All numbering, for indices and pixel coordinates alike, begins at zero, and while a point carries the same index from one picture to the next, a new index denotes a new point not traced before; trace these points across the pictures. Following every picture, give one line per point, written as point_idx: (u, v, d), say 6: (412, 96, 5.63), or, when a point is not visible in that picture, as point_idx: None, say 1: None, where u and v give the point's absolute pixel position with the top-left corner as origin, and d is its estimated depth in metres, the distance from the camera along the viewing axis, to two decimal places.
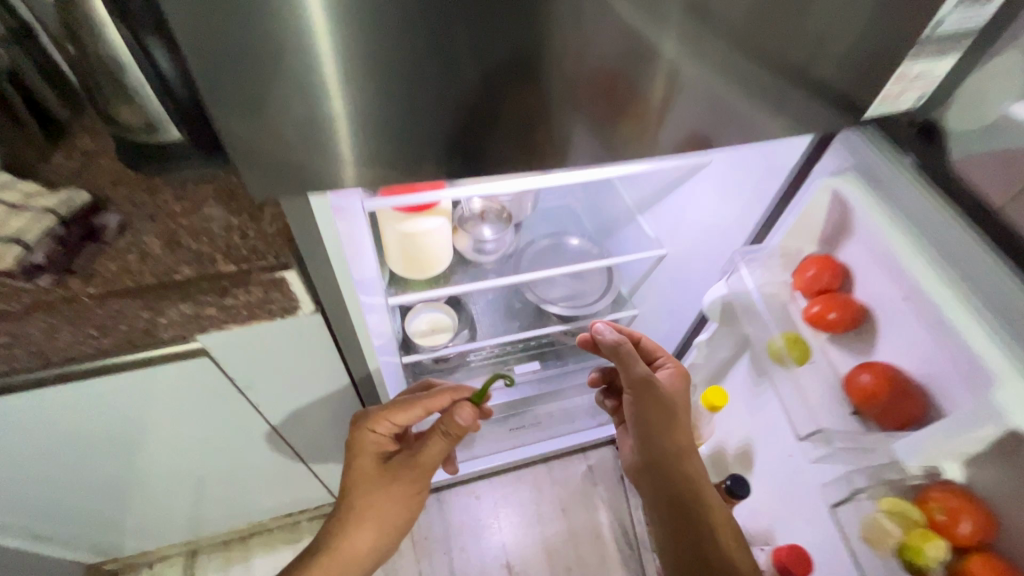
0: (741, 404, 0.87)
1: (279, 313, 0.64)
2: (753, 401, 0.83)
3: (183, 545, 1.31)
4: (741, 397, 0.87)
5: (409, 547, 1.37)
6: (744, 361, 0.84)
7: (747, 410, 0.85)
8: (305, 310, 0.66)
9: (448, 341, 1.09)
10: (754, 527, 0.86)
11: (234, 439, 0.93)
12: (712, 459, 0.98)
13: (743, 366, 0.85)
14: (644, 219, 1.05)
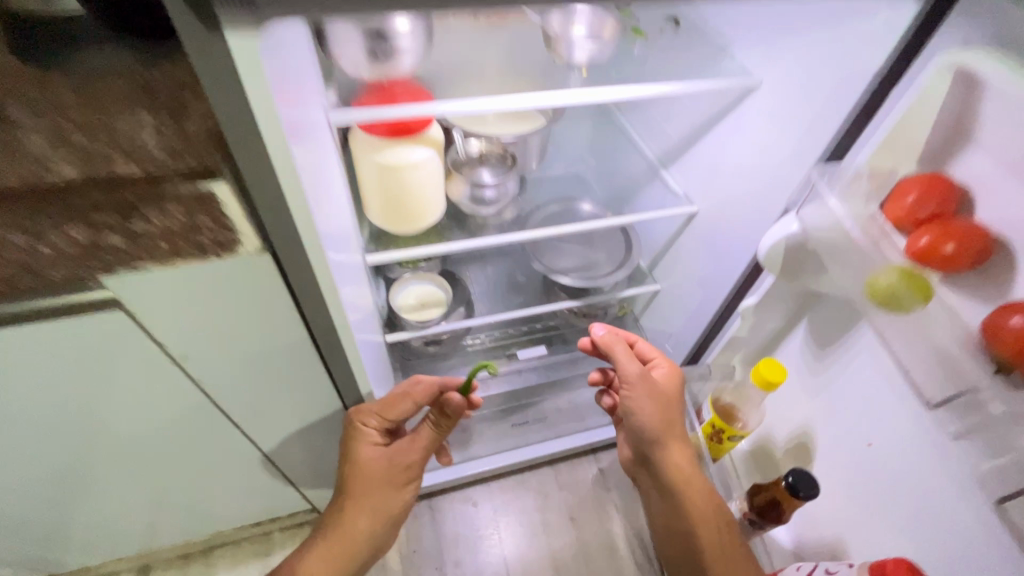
0: (801, 385, 0.71)
1: (214, 252, 0.49)
2: (819, 378, 0.68)
3: (131, 561, 1.13)
4: (801, 375, 0.71)
5: (396, 562, 1.19)
6: (804, 331, 0.70)
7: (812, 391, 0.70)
8: (249, 249, 0.50)
9: (440, 318, 0.93)
10: (821, 535, 0.70)
11: (178, 429, 0.76)
12: (762, 451, 0.81)
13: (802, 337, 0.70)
14: (669, 175, 0.91)
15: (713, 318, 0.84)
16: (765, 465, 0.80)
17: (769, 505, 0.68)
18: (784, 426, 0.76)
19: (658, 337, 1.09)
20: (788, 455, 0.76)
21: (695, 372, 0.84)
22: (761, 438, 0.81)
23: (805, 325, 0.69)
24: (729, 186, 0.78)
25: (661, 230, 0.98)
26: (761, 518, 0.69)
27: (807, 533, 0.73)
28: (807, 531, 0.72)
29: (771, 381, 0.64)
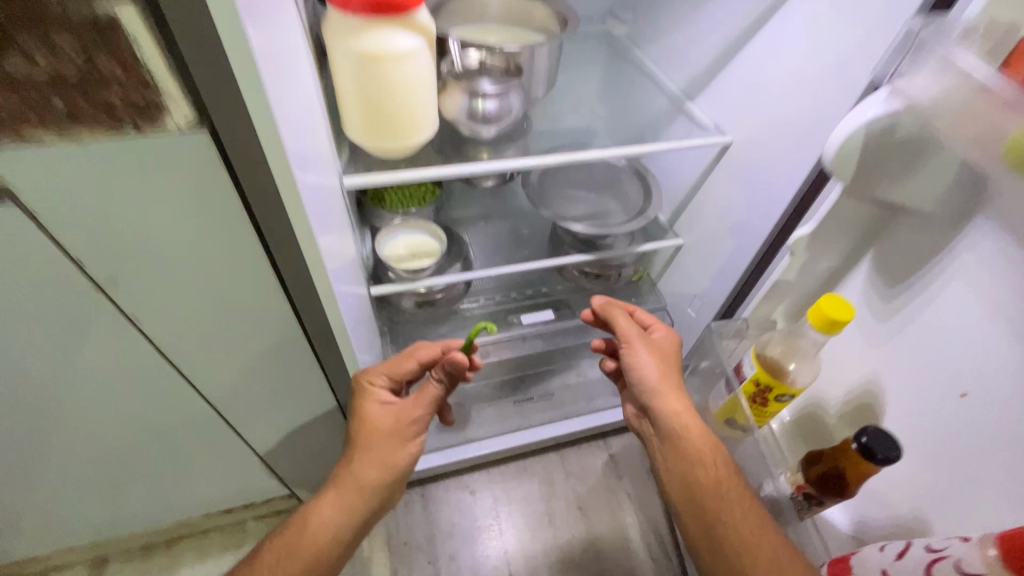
0: (864, 333, 0.60)
1: (129, 125, 0.38)
2: (891, 321, 0.56)
3: (86, 551, 1.01)
4: (865, 320, 0.60)
5: (384, 555, 1.06)
6: (867, 267, 0.58)
7: (879, 339, 0.58)
8: (175, 125, 0.39)
9: (431, 268, 0.81)
10: (890, 512, 0.58)
11: (120, 386, 0.65)
12: (809, 419, 0.69)
13: (864, 275, 0.59)
14: (696, 108, 0.80)
15: (752, 265, 0.73)
16: (813, 435, 0.68)
17: (830, 474, 0.55)
18: (838, 385, 0.64)
19: (678, 301, 0.97)
20: (845, 420, 0.64)
21: (728, 327, 0.72)
22: (807, 404, 0.69)
23: (869, 260, 0.58)
24: (769, 105, 0.67)
25: (685, 175, 0.86)
26: (821, 493, 0.56)
27: (871, 511, 0.61)
28: (872, 508, 0.61)
29: (837, 320, 0.51)
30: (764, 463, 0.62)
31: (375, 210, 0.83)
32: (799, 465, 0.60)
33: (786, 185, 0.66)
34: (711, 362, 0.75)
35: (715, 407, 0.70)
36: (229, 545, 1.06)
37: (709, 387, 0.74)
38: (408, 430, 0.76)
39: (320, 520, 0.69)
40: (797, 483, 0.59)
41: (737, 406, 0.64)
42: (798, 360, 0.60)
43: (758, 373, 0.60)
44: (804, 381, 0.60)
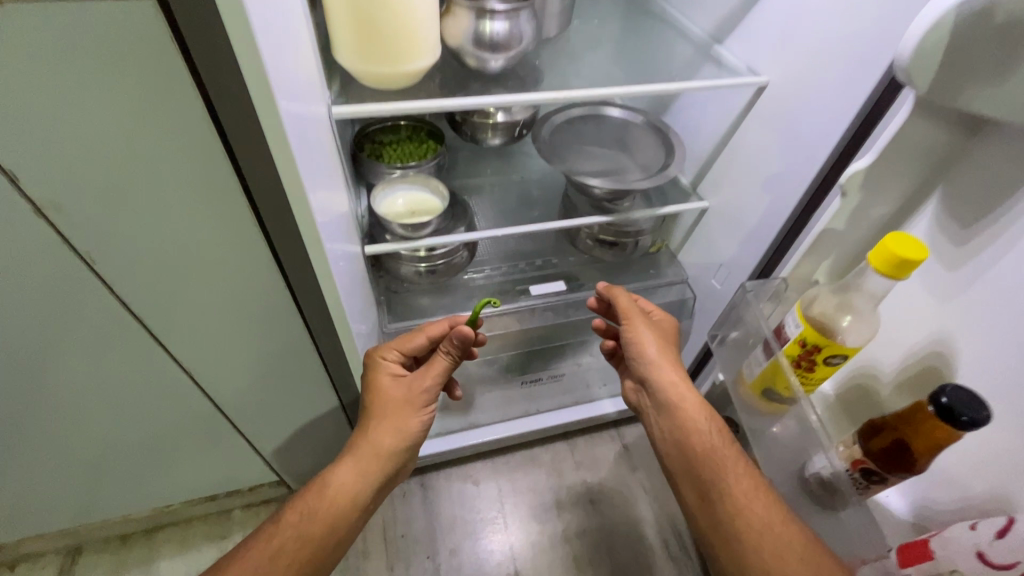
0: (928, 286, 0.52)
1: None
2: (963, 268, 0.48)
3: (59, 541, 0.94)
4: (928, 270, 0.52)
5: (379, 549, 0.98)
6: (933, 207, 0.50)
7: (948, 291, 0.50)
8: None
9: (435, 224, 0.74)
10: (960, 492, 0.50)
11: (80, 343, 0.58)
12: (856, 393, 0.61)
13: (929, 217, 0.51)
14: (723, 52, 0.73)
15: (790, 218, 0.66)
16: (862, 410, 0.60)
17: (895, 446, 0.48)
18: (894, 350, 0.56)
19: (701, 273, 0.89)
20: (901, 391, 0.55)
21: (764, 289, 0.64)
22: (854, 375, 0.61)
23: (937, 199, 0.50)
24: (811, 34, 0.59)
25: (712, 130, 0.79)
26: (884, 468, 0.49)
27: (934, 493, 0.53)
28: (935, 489, 0.52)
29: (909, 261, 0.43)
30: (809, 436, 0.54)
31: (371, 165, 0.75)
32: (855, 437, 0.53)
33: (833, 123, 0.58)
34: (741, 331, 0.66)
35: (749, 377, 0.63)
36: (213, 536, 0.98)
37: (739, 356, 0.66)
38: (422, 400, 0.69)
39: (332, 493, 0.64)
40: (853, 457, 0.52)
41: (778, 372, 0.56)
42: (852, 316, 0.52)
43: (805, 331, 0.52)
44: (858, 341, 0.52)
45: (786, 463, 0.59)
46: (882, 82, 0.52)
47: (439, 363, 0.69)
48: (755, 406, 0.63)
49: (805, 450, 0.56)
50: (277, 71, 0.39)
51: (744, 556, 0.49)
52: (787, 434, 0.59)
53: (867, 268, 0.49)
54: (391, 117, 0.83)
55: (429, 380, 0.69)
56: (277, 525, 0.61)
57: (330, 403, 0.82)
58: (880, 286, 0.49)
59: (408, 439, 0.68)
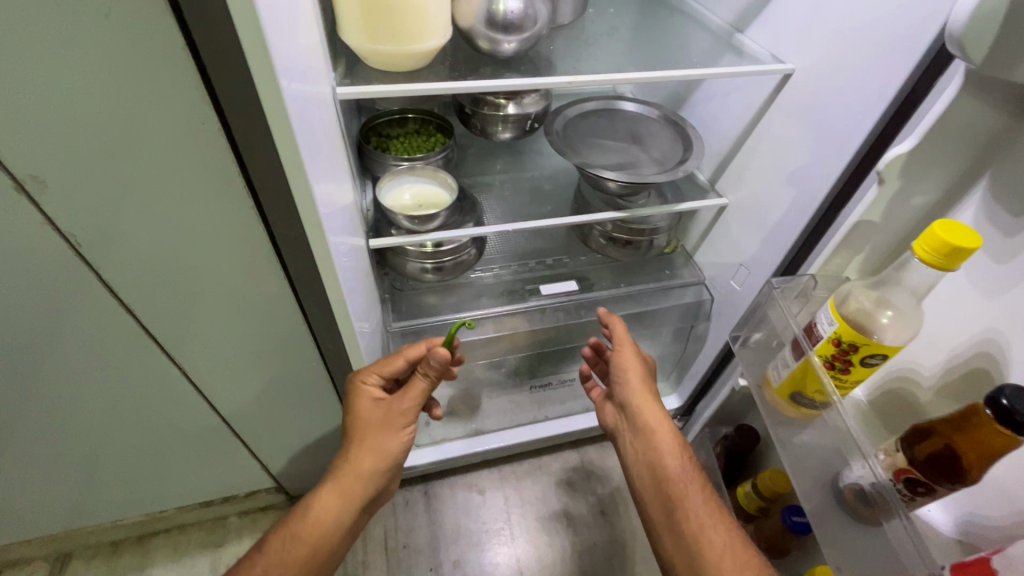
0: (974, 281, 0.48)
1: None
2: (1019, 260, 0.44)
3: (47, 547, 0.90)
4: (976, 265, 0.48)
5: (380, 560, 0.94)
6: (980, 196, 0.47)
7: (996, 287, 0.46)
8: None
9: (444, 216, 0.71)
10: (1013, 507, 0.45)
11: (68, 335, 0.55)
12: (892, 400, 0.56)
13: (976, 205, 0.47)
14: (745, 40, 0.70)
15: (820, 210, 0.62)
16: (897, 419, 0.56)
17: (945, 454, 0.44)
18: (935, 353, 0.52)
19: (719, 274, 0.85)
20: (943, 397, 0.51)
21: (791, 287, 0.60)
22: (889, 382, 0.57)
23: (985, 184, 0.46)
24: (841, 15, 0.56)
25: (732, 124, 0.76)
26: (932, 478, 0.45)
27: (982, 507, 0.48)
28: (982, 502, 0.48)
29: (961, 248, 0.40)
30: (846, 442, 0.50)
31: (378, 157, 0.73)
32: (898, 444, 0.49)
33: (867, 108, 0.54)
34: (765, 332, 0.63)
35: (776, 380, 0.58)
36: (208, 543, 0.95)
37: (766, 360, 0.62)
38: (402, 421, 0.68)
39: (313, 519, 0.62)
40: (896, 466, 0.48)
41: (810, 373, 0.53)
42: (892, 312, 0.47)
43: (841, 329, 0.49)
44: (898, 340, 0.47)
45: (817, 474, 0.55)
46: (922, 63, 0.48)
47: (418, 386, 0.67)
48: (782, 410, 0.59)
49: (839, 457, 0.52)
50: (277, 36, 0.36)
51: (704, 569, 0.54)
52: (820, 441, 0.55)
53: (909, 261, 0.46)
54: (399, 109, 0.80)
55: (409, 402, 0.67)
56: (258, 556, 0.59)
57: (331, 405, 0.79)
58: (923, 278, 0.46)
59: (389, 460, 0.67)
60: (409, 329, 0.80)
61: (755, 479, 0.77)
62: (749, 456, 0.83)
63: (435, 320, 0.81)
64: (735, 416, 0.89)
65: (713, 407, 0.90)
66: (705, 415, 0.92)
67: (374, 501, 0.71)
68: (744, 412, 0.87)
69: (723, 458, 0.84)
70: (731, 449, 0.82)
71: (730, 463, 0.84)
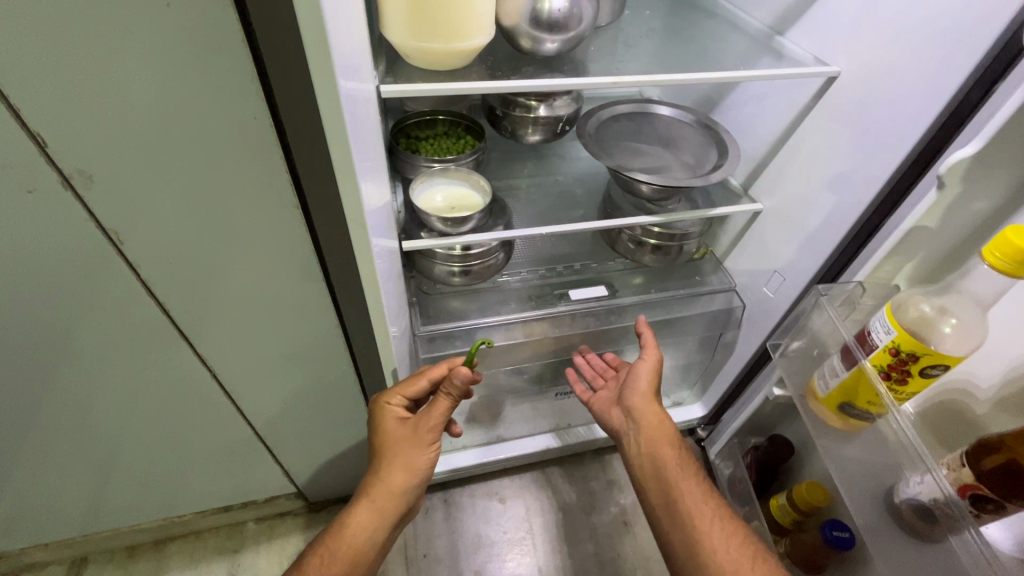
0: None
1: None
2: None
3: (64, 550, 0.89)
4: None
5: (400, 569, 0.92)
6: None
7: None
8: None
9: (477, 218, 0.70)
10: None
11: (101, 334, 0.54)
12: (947, 413, 0.54)
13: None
14: (786, 43, 0.68)
15: (865, 216, 0.60)
16: (954, 432, 0.54)
17: (1013, 469, 0.44)
18: (995, 365, 0.50)
19: (751, 280, 0.84)
20: (1005, 410, 0.49)
21: (836, 293, 0.60)
22: (942, 395, 0.55)
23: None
24: (893, 16, 0.55)
25: (769, 128, 0.74)
26: (1001, 495, 0.45)
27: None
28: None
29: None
30: (904, 454, 0.49)
31: (410, 158, 0.72)
32: (962, 459, 0.49)
33: (922, 111, 0.53)
34: (808, 340, 0.61)
35: (823, 391, 0.57)
36: (225, 550, 0.93)
37: (809, 369, 0.61)
38: (429, 439, 0.66)
39: (345, 537, 0.62)
40: (961, 482, 0.48)
41: (863, 384, 0.51)
42: (955, 321, 0.46)
43: (899, 338, 0.47)
44: (959, 349, 0.46)
45: (872, 487, 0.54)
46: (982, 65, 0.47)
47: (441, 406, 0.65)
48: (828, 421, 0.57)
49: (896, 471, 0.51)
50: (337, 26, 0.35)
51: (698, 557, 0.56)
52: (873, 455, 0.54)
53: (974, 268, 0.45)
54: (430, 111, 0.79)
55: (435, 420, 0.65)
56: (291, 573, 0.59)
57: (357, 410, 0.77)
58: (989, 286, 0.44)
59: (419, 476, 0.66)
60: (436, 332, 0.79)
61: (790, 491, 0.75)
62: (781, 467, 0.81)
63: (462, 325, 0.80)
64: (766, 426, 0.87)
65: (742, 417, 0.89)
66: (738, 425, 0.91)
67: (405, 514, 0.70)
68: (777, 422, 0.85)
69: (754, 469, 0.83)
70: (765, 459, 0.81)
71: (763, 474, 0.82)
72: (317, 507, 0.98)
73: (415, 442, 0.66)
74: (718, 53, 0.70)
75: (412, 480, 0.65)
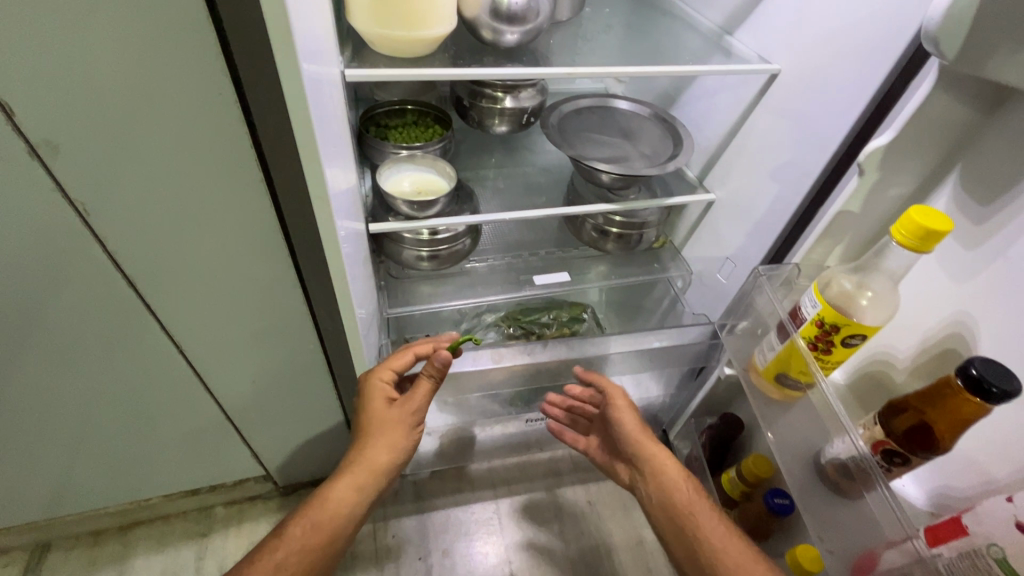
0: (945, 265, 0.52)
1: None
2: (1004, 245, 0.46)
3: (27, 536, 0.88)
4: (950, 247, 0.51)
5: (368, 549, 0.94)
6: (952, 184, 0.51)
7: (968, 276, 0.50)
8: None
9: (443, 203, 0.73)
10: (982, 478, 0.49)
11: (65, 309, 0.54)
12: (868, 380, 0.60)
13: (949, 192, 0.51)
14: (735, 42, 0.73)
15: (803, 205, 0.65)
16: (872, 396, 0.59)
17: (919, 426, 0.49)
18: (909, 336, 0.55)
19: (706, 267, 0.88)
20: (917, 376, 0.54)
21: (778, 274, 0.63)
22: (867, 363, 0.60)
23: (955, 177, 0.50)
24: (825, 18, 0.59)
25: (721, 121, 0.79)
26: (908, 448, 0.50)
27: (954, 480, 0.52)
28: (955, 476, 0.51)
29: (935, 231, 0.43)
30: (830, 418, 0.53)
31: (378, 144, 0.74)
32: (875, 418, 0.54)
33: (850, 106, 0.57)
34: (751, 320, 0.66)
35: (762, 363, 0.61)
36: (193, 534, 0.94)
37: (753, 347, 0.65)
38: (413, 421, 0.69)
39: (330, 511, 0.63)
40: (874, 439, 0.53)
41: (794, 355, 0.56)
42: (870, 294, 0.51)
43: (823, 311, 0.52)
44: (877, 320, 0.51)
45: (800, 451, 0.58)
46: (899, 64, 0.52)
47: (423, 388, 0.68)
48: (766, 391, 0.62)
49: (822, 435, 0.55)
50: (298, 10, 0.37)
51: None
52: (802, 421, 0.58)
53: (887, 246, 0.49)
54: (399, 100, 0.82)
55: (420, 404, 0.68)
56: (273, 543, 0.60)
57: (324, 392, 0.79)
58: (900, 262, 0.49)
59: (400, 454, 0.69)
60: (406, 313, 0.83)
61: (738, 465, 0.80)
62: (733, 444, 0.86)
63: (431, 308, 0.84)
64: (721, 406, 0.92)
65: (699, 398, 0.94)
66: (695, 406, 0.95)
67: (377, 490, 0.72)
68: (730, 401, 0.89)
69: (708, 446, 0.87)
70: (718, 437, 0.85)
71: (717, 451, 0.86)
72: (287, 491, 0.99)
73: (401, 425, 0.68)
74: (673, 49, 0.74)
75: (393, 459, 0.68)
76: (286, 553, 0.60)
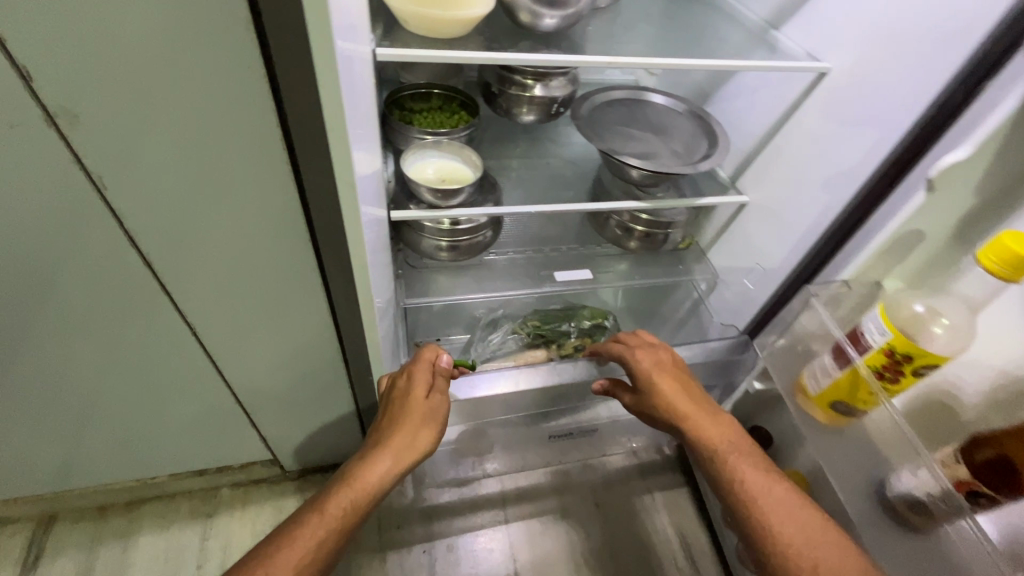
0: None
1: None
2: None
3: (36, 506, 0.88)
4: None
5: (373, 538, 0.93)
6: None
7: None
8: None
9: (466, 192, 0.70)
10: None
11: (80, 285, 0.53)
12: (929, 410, 0.57)
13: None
14: (780, 36, 0.69)
15: (842, 215, 0.63)
16: (936, 428, 0.57)
17: (1008, 466, 0.48)
18: (979, 369, 0.52)
19: (734, 271, 0.85)
20: (990, 408, 0.51)
21: (826, 291, 0.62)
22: (927, 394, 0.57)
23: None
24: (882, 14, 0.56)
25: (759, 120, 0.75)
26: (997, 488, 0.48)
27: None
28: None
29: None
30: (905, 448, 0.51)
31: (402, 129, 0.72)
32: (957, 455, 0.52)
33: (906, 110, 0.54)
34: (792, 337, 0.63)
35: (814, 390, 0.58)
36: (197, 514, 0.93)
37: (796, 366, 0.62)
38: (436, 419, 0.66)
39: (340, 508, 0.57)
40: (958, 477, 0.51)
41: (858, 383, 0.52)
42: (945, 323, 0.49)
43: (894, 339, 0.49)
44: (949, 349, 0.48)
45: (866, 483, 0.56)
46: (962, 71, 0.49)
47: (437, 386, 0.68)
48: (817, 418, 0.59)
49: (889, 467, 0.53)
50: None
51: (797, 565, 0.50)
52: (864, 451, 0.55)
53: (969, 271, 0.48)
54: (425, 84, 0.79)
55: (441, 401, 0.66)
56: (298, 528, 0.56)
57: (339, 380, 0.77)
58: None
59: (421, 456, 0.64)
60: (421, 303, 0.81)
61: None
62: None
63: (448, 300, 0.82)
64: (742, 416, 0.89)
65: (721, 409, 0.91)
66: None
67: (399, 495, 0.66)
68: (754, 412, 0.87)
69: None
70: None
71: None
72: (292, 476, 0.98)
73: (422, 421, 0.64)
74: (716, 40, 0.70)
75: (413, 457, 0.63)
76: (314, 540, 0.55)
